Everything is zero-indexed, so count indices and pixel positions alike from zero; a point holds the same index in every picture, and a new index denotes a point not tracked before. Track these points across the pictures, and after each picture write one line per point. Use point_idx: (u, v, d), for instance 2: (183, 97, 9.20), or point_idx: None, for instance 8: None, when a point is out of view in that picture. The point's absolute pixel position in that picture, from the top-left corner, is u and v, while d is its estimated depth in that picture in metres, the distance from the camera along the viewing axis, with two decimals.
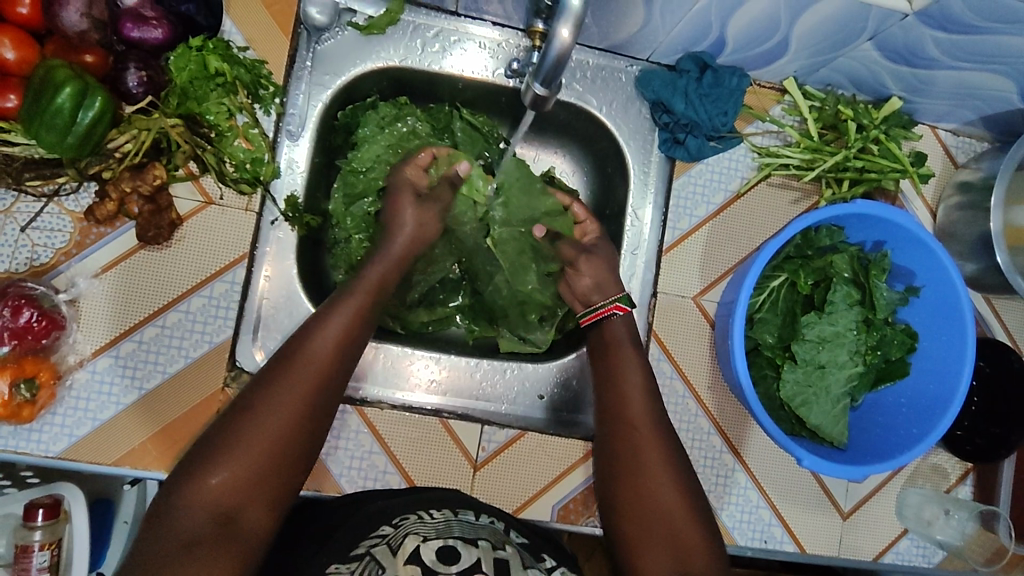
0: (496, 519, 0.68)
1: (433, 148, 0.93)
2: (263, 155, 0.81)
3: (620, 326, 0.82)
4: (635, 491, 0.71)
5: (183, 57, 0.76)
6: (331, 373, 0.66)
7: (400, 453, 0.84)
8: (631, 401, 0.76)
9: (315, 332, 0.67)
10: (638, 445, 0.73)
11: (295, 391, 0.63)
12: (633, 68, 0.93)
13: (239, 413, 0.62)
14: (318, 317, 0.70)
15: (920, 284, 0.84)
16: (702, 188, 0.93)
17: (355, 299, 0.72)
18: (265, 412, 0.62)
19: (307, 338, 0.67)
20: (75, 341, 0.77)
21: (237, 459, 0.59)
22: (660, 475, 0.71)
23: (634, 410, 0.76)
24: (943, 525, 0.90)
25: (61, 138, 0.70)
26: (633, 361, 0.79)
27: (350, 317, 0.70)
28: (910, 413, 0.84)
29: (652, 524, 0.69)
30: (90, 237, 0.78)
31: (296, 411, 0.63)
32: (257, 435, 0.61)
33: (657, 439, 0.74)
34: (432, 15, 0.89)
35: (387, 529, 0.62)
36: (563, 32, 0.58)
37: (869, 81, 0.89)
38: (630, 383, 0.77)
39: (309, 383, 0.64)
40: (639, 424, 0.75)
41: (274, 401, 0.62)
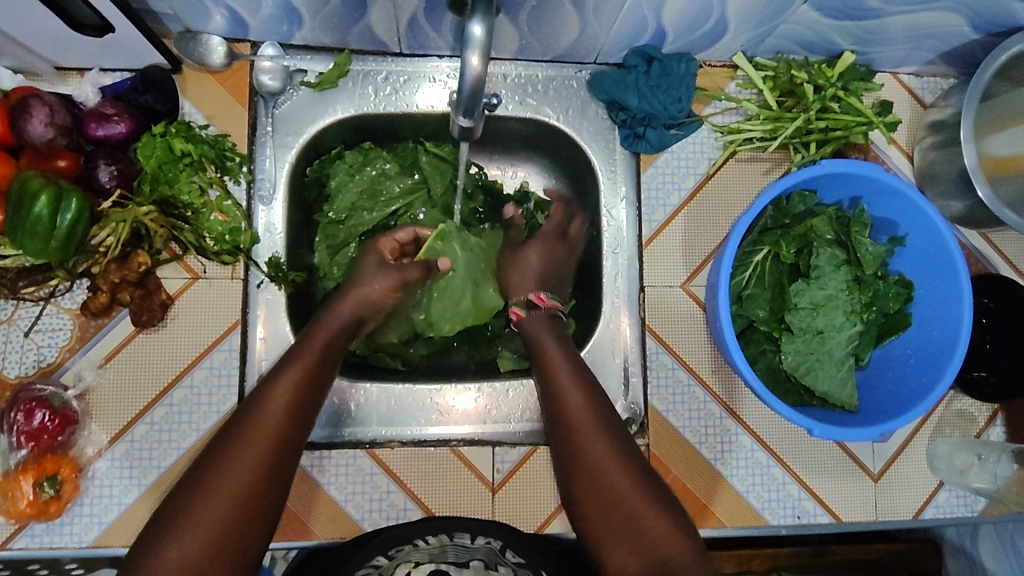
0: (492, 539, 0.74)
1: (404, 186, 0.97)
2: (239, 224, 0.84)
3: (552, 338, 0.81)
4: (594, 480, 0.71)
5: (149, 145, 0.80)
6: (287, 437, 0.68)
7: (418, 487, 0.85)
8: (579, 413, 0.74)
9: (264, 399, 0.69)
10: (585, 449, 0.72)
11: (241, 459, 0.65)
12: (583, 73, 0.94)
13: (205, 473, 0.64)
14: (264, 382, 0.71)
15: (904, 233, 0.83)
16: (671, 176, 0.93)
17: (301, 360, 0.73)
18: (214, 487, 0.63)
19: (257, 404, 0.68)
20: (91, 432, 0.80)
21: (185, 544, 0.61)
22: (612, 477, 0.71)
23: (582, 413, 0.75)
24: (978, 471, 0.88)
25: (45, 243, 0.73)
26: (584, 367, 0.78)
27: (297, 377, 0.71)
28: (919, 362, 0.82)
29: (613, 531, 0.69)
30: (90, 330, 0.82)
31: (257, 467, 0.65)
32: (208, 513, 0.62)
33: (600, 435, 0.73)
34: (379, 60, 0.91)
35: (381, 561, 0.70)
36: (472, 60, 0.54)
37: (818, 42, 0.89)
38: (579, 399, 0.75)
39: (255, 449, 0.65)
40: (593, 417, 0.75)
41: (220, 478, 0.63)
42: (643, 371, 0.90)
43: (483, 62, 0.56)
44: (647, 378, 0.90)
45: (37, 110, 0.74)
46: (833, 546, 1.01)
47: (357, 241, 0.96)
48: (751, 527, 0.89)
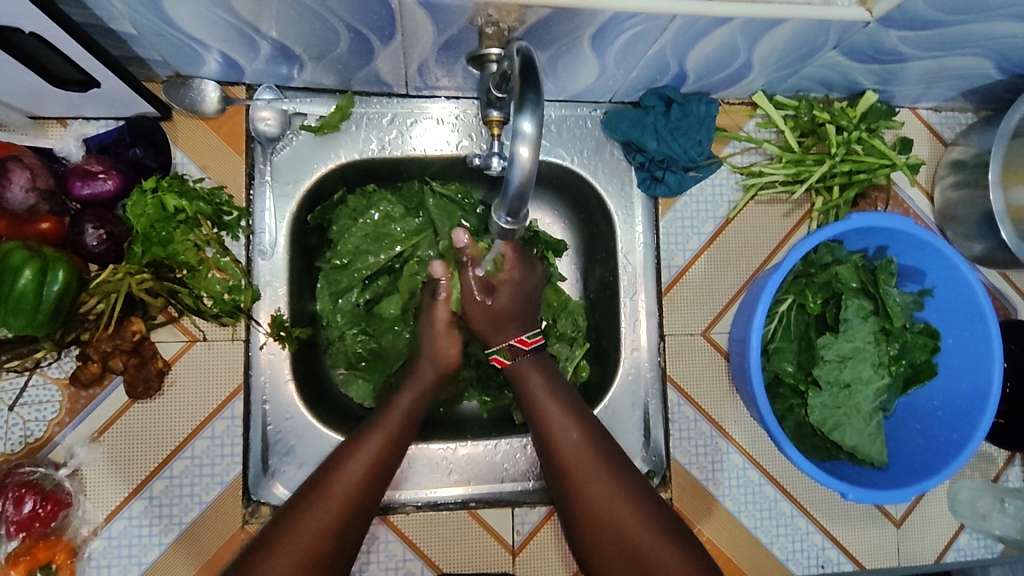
0: None
1: (410, 227, 0.93)
2: (240, 281, 0.79)
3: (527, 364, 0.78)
4: (589, 514, 0.69)
5: (140, 203, 0.74)
6: (359, 506, 0.65)
7: (437, 553, 0.82)
8: (554, 428, 0.73)
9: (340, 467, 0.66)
10: (572, 477, 0.71)
11: (311, 533, 0.61)
12: (597, 112, 0.90)
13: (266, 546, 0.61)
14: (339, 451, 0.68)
15: (931, 283, 0.81)
16: (690, 220, 0.90)
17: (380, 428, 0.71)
18: (283, 551, 0.60)
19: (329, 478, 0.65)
20: (86, 511, 0.75)
21: None
22: (613, 504, 0.68)
23: (565, 445, 0.72)
24: (1000, 518, 0.88)
25: (29, 318, 0.67)
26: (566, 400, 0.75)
27: (377, 446, 0.69)
28: (946, 416, 0.80)
29: (625, 560, 0.67)
30: (81, 401, 0.76)
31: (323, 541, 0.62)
32: None
33: (599, 469, 0.70)
34: (383, 101, 0.87)
35: None
36: (522, 154, 0.51)
37: (841, 82, 0.86)
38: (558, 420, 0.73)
39: (330, 521, 0.63)
40: (580, 450, 0.71)
41: (286, 543, 0.61)
42: (665, 424, 0.88)
43: (534, 156, 0.50)
44: (669, 431, 0.88)
45: (17, 174, 0.68)
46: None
47: (360, 285, 0.92)
48: None
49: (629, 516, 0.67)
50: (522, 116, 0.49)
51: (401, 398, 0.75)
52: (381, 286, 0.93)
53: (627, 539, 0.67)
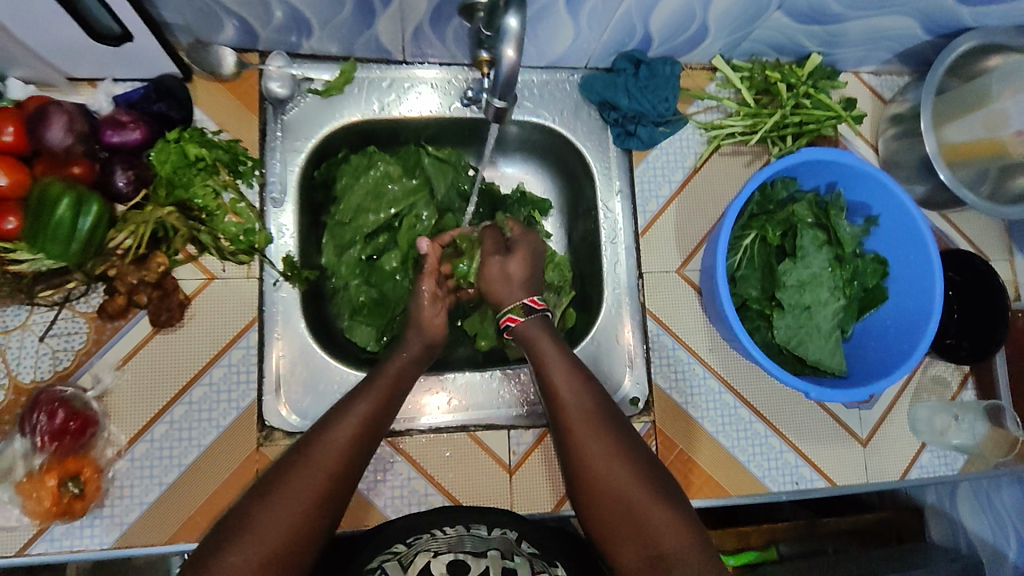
0: (508, 529, 0.75)
1: (407, 188, 1.00)
2: (253, 225, 0.85)
3: (536, 331, 0.83)
4: (593, 475, 0.71)
5: (164, 151, 0.82)
6: (349, 459, 0.68)
7: (438, 473, 0.89)
8: (562, 391, 0.77)
9: (333, 424, 0.70)
10: (573, 434, 0.74)
11: (305, 486, 0.64)
12: (575, 77, 1.00)
13: (260, 495, 0.63)
14: (332, 414, 0.72)
15: (877, 214, 0.90)
16: (661, 170, 1.00)
17: (369, 396, 0.74)
18: (283, 501, 0.62)
19: (320, 434, 0.69)
20: (111, 433, 0.81)
21: (249, 558, 0.59)
22: (615, 464, 0.71)
23: (570, 409, 0.75)
24: (956, 430, 0.97)
25: (66, 246, 0.74)
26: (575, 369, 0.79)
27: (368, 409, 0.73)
28: (898, 331, 0.89)
29: (622, 518, 0.69)
30: (106, 332, 0.83)
31: (317, 489, 0.64)
32: (266, 529, 0.61)
33: (605, 431, 0.73)
34: (382, 68, 0.96)
35: (399, 548, 0.72)
36: (510, 50, 0.61)
37: (788, 45, 0.97)
38: (564, 385, 0.77)
39: (321, 474, 0.65)
40: (589, 417, 0.75)
41: (289, 494, 0.63)
42: (646, 353, 0.96)
43: (519, 53, 0.61)
44: (649, 359, 0.96)
45: (56, 118, 0.76)
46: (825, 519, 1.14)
47: (363, 240, 0.99)
48: (753, 494, 0.95)
49: (630, 478, 0.70)
50: (508, 18, 0.60)
51: (388, 372, 0.79)
52: (381, 244, 1.00)
53: (621, 492, 0.69)
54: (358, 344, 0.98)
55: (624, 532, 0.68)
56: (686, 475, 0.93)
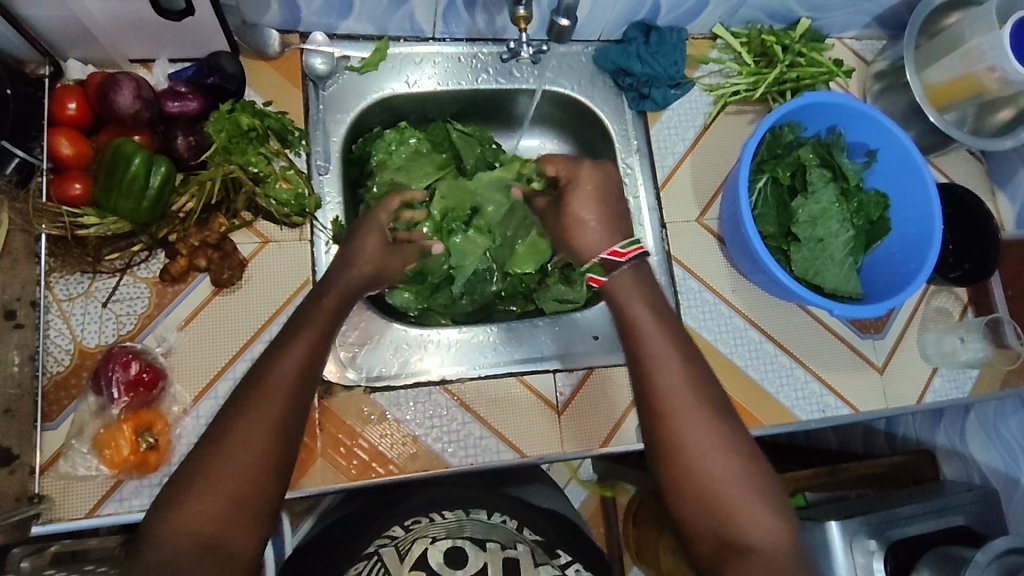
0: (508, 518, 0.78)
1: (437, 161, 1.06)
2: (303, 189, 0.90)
3: (633, 302, 0.80)
4: (688, 461, 0.71)
5: (220, 120, 0.87)
6: (296, 390, 0.68)
7: (490, 416, 0.93)
8: (660, 371, 0.75)
9: (273, 362, 0.69)
10: (676, 426, 0.73)
11: (255, 427, 0.65)
12: (589, 49, 1.08)
13: (213, 440, 0.65)
14: (273, 349, 0.71)
15: (876, 151, 0.99)
16: (674, 129, 1.08)
17: (311, 327, 0.73)
18: (232, 453, 0.64)
19: (261, 373, 0.68)
20: (176, 391, 0.83)
21: (214, 500, 0.62)
22: (706, 452, 0.72)
23: (668, 392, 0.74)
24: (964, 350, 1.03)
25: (137, 203, 0.81)
26: (675, 349, 0.77)
27: (308, 342, 0.72)
28: (904, 255, 0.97)
29: (708, 506, 0.70)
30: (167, 296, 0.85)
31: (266, 429, 0.65)
32: (225, 471, 0.63)
33: (699, 419, 0.73)
34: (412, 44, 1.03)
35: (397, 532, 0.75)
36: None
37: (780, 11, 1.07)
38: (662, 367, 0.75)
39: (269, 412, 0.66)
40: (684, 404, 0.73)
41: (234, 447, 0.64)
42: (676, 297, 1.01)
43: None
44: (679, 302, 1.01)
45: (126, 84, 0.82)
46: (845, 465, 1.20)
47: None
48: (784, 423, 1.00)
49: (722, 469, 0.71)
50: None
51: (328, 299, 0.78)
52: None
53: (714, 485, 0.71)
54: (396, 307, 1.00)
55: (713, 519, 0.70)
56: None
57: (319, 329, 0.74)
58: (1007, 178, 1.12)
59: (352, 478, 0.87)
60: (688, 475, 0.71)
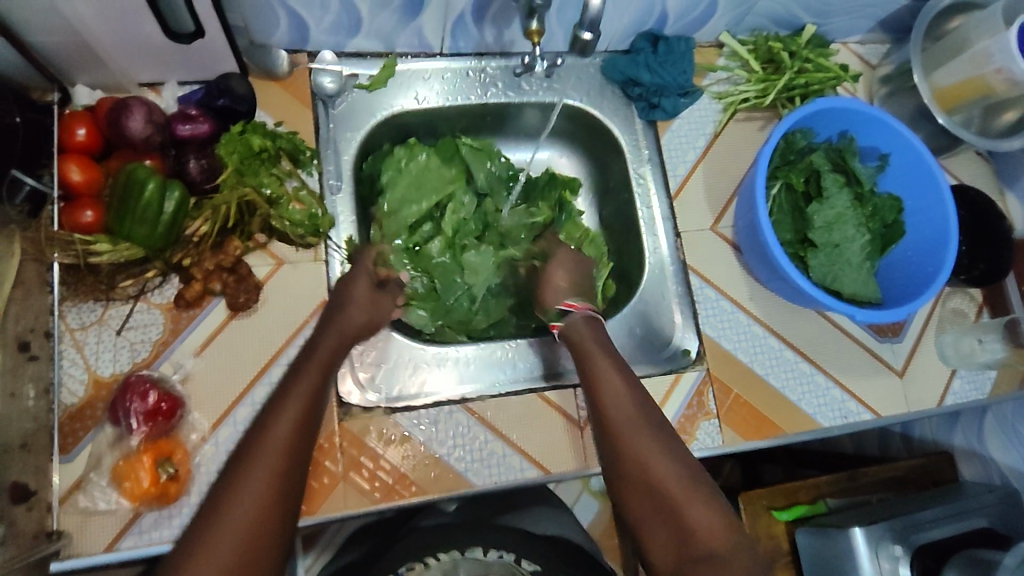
0: (505, 554, 0.90)
1: (446, 177, 1.06)
2: (317, 210, 0.88)
3: (585, 326, 0.89)
4: (635, 473, 0.74)
5: (230, 143, 0.86)
6: (297, 445, 0.68)
7: (512, 433, 0.91)
8: (603, 388, 0.82)
9: (272, 418, 0.69)
10: (619, 440, 0.77)
11: (256, 487, 0.64)
12: (597, 60, 1.08)
13: (215, 503, 0.63)
14: (271, 406, 0.71)
15: (888, 155, 1.00)
16: (685, 138, 1.08)
17: (307, 380, 0.74)
18: (227, 524, 0.61)
19: (261, 430, 0.68)
20: (194, 419, 0.81)
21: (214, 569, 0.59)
22: (652, 462, 0.74)
23: (610, 409, 0.79)
24: (982, 351, 1.03)
25: (152, 228, 0.80)
26: (619, 371, 0.83)
27: (307, 394, 0.72)
28: (920, 257, 0.97)
29: (656, 514, 0.72)
30: (183, 321, 0.84)
31: (268, 487, 0.64)
32: (227, 535, 0.61)
33: (641, 432, 0.77)
34: (422, 59, 1.02)
35: None
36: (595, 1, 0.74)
37: (786, 17, 1.07)
38: (608, 384, 0.82)
39: (270, 470, 0.65)
40: (626, 420, 0.78)
41: (230, 517, 0.62)
42: (693, 306, 1.01)
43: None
44: (696, 311, 1.01)
45: (137, 109, 0.82)
46: (865, 470, 1.19)
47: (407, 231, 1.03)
48: (807, 431, 0.98)
49: (668, 477, 0.73)
50: None
51: (321, 350, 0.79)
52: (425, 231, 1.05)
53: (663, 495, 0.73)
54: (412, 326, 1.00)
55: (666, 530, 0.71)
56: (742, 415, 0.96)
57: (317, 382, 0.75)
58: (1014, 178, 1.13)
59: (375, 501, 0.85)
60: (633, 484, 0.74)
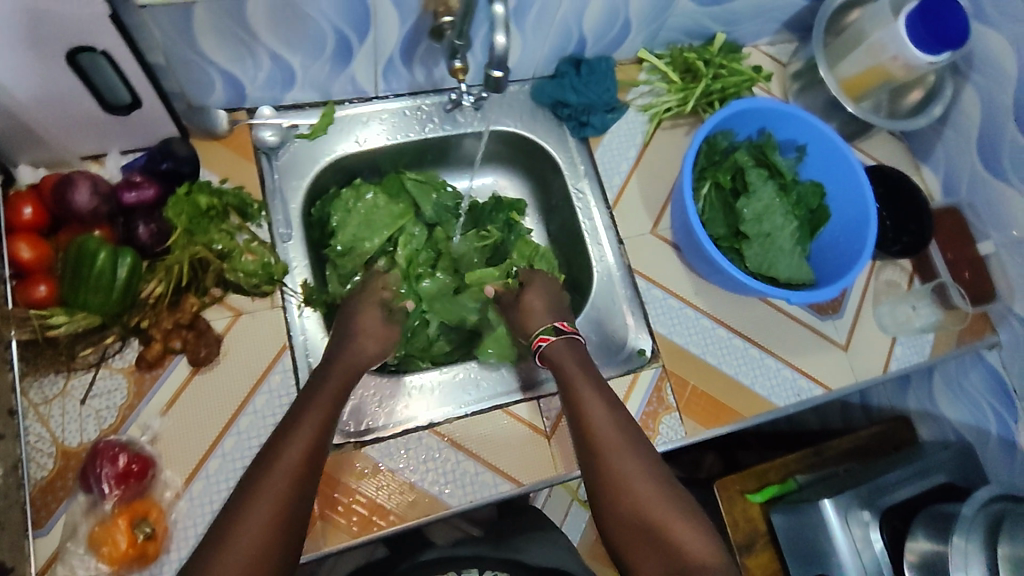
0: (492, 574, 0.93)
1: (394, 213, 1.10)
2: (270, 259, 0.92)
3: (566, 353, 0.93)
4: (619, 493, 0.80)
5: (178, 205, 0.88)
6: (304, 474, 0.73)
7: (482, 451, 0.94)
8: (590, 409, 0.87)
9: (279, 450, 0.74)
10: (609, 462, 0.82)
11: (260, 517, 0.68)
12: (526, 87, 1.14)
13: (220, 532, 0.68)
14: (279, 439, 0.76)
15: (805, 146, 1.06)
16: (616, 151, 1.14)
17: (315, 411, 0.79)
18: (237, 547, 0.66)
19: (268, 462, 0.73)
20: (167, 476, 0.83)
21: None
22: (638, 483, 0.80)
23: (602, 434, 0.84)
24: (918, 317, 1.10)
25: (107, 295, 0.82)
26: (599, 393, 0.88)
27: (315, 427, 0.77)
28: (846, 236, 1.03)
29: (638, 530, 0.78)
30: (146, 382, 0.86)
31: (272, 517, 0.69)
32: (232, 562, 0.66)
33: (628, 454, 0.83)
34: (359, 104, 1.07)
35: None
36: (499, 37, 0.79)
37: (697, 29, 1.15)
38: (593, 408, 0.87)
39: (275, 500, 0.70)
40: (614, 441, 0.83)
41: (236, 544, 0.67)
42: (642, 307, 1.06)
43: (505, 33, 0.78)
44: (646, 312, 1.05)
45: (81, 183, 0.84)
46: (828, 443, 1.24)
47: (363, 268, 1.07)
48: (764, 413, 1.02)
49: (650, 498, 0.79)
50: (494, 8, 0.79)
51: (331, 381, 0.84)
52: (381, 265, 1.08)
53: (647, 513, 0.78)
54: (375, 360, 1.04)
55: (650, 545, 0.77)
56: (699, 406, 1.01)
57: (323, 414, 0.79)
58: (926, 152, 1.21)
59: (354, 534, 0.87)
60: (620, 503, 0.80)
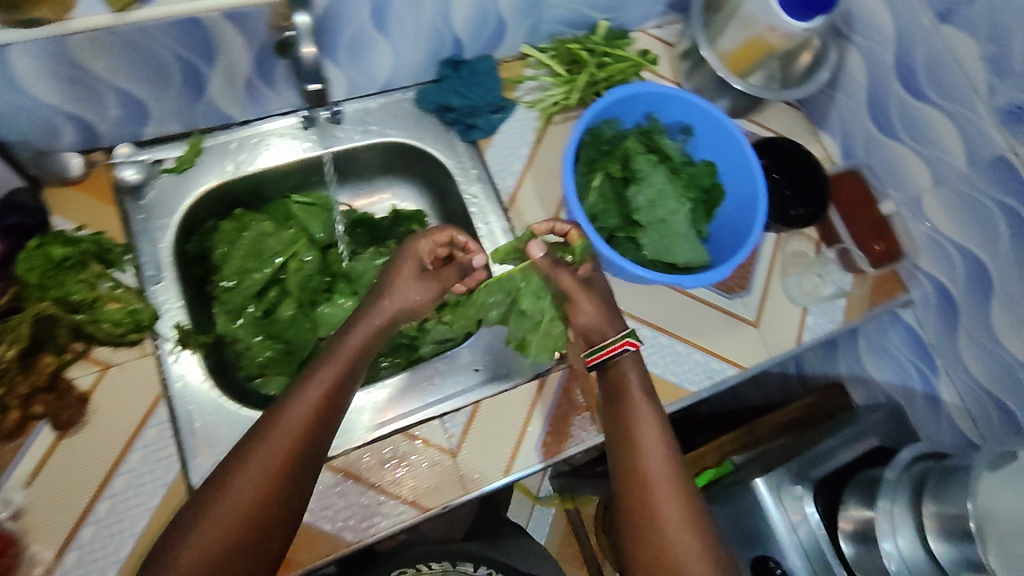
0: None
1: (285, 238, 1.03)
2: (137, 304, 0.86)
3: (630, 371, 0.85)
4: (646, 516, 0.76)
5: (28, 259, 0.82)
6: (310, 433, 0.73)
7: (382, 478, 0.89)
8: (646, 432, 0.81)
9: (285, 407, 0.74)
10: (646, 486, 0.77)
11: (247, 481, 0.69)
12: (409, 95, 1.10)
13: (218, 480, 0.70)
14: (288, 397, 0.75)
15: (693, 126, 1.04)
16: (507, 150, 1.10)
17: (330, 368, 0.77)
18: (226, 502, 0.68)
19: (276, 417, 0.73)
20: (34, 552, 0.77)
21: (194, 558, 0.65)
22: (667, 510, 0.75)
23: (649, 465, 0.78)
24: (824, 286, 1.09)
25: None
26: (655, 419, 0.82)
27: (325, 388, 0.76)
28: (741, 211, 1.00)
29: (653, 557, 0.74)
30: (6, 454, 0.79)
31: (263, 481, 0.69)
32: (219, 517, 0.67)
33: (668, 483, 0.77)
34: (228, 130, 1.02)
35: None
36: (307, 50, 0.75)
37: (577, 19, 1.12)
38: (646, 429, 0.81)
39: (273, 462, 0.70)
40: (654, 463, 0.78)
41: (227, 496, 0.68)
42: None
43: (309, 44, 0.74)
44: None
45: None
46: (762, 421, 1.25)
47: (254, 301, 1.01)
48: (677, 401, 0.99)
49: (677, 531, 0.74)
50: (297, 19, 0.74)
51: (352, 339, 0.81)
52: (273, 296, 1.02)
53: (665, 544, 0.74)
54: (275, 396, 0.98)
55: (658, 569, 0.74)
56: None
57: (339, 373, 0.77)
58: (823, 119, 1.20)
59: None
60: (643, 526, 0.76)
